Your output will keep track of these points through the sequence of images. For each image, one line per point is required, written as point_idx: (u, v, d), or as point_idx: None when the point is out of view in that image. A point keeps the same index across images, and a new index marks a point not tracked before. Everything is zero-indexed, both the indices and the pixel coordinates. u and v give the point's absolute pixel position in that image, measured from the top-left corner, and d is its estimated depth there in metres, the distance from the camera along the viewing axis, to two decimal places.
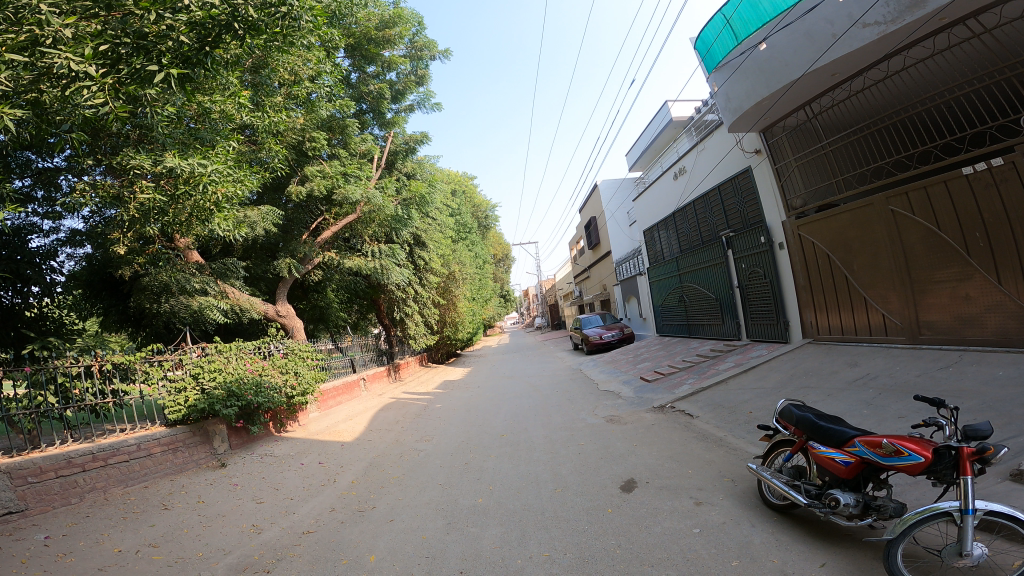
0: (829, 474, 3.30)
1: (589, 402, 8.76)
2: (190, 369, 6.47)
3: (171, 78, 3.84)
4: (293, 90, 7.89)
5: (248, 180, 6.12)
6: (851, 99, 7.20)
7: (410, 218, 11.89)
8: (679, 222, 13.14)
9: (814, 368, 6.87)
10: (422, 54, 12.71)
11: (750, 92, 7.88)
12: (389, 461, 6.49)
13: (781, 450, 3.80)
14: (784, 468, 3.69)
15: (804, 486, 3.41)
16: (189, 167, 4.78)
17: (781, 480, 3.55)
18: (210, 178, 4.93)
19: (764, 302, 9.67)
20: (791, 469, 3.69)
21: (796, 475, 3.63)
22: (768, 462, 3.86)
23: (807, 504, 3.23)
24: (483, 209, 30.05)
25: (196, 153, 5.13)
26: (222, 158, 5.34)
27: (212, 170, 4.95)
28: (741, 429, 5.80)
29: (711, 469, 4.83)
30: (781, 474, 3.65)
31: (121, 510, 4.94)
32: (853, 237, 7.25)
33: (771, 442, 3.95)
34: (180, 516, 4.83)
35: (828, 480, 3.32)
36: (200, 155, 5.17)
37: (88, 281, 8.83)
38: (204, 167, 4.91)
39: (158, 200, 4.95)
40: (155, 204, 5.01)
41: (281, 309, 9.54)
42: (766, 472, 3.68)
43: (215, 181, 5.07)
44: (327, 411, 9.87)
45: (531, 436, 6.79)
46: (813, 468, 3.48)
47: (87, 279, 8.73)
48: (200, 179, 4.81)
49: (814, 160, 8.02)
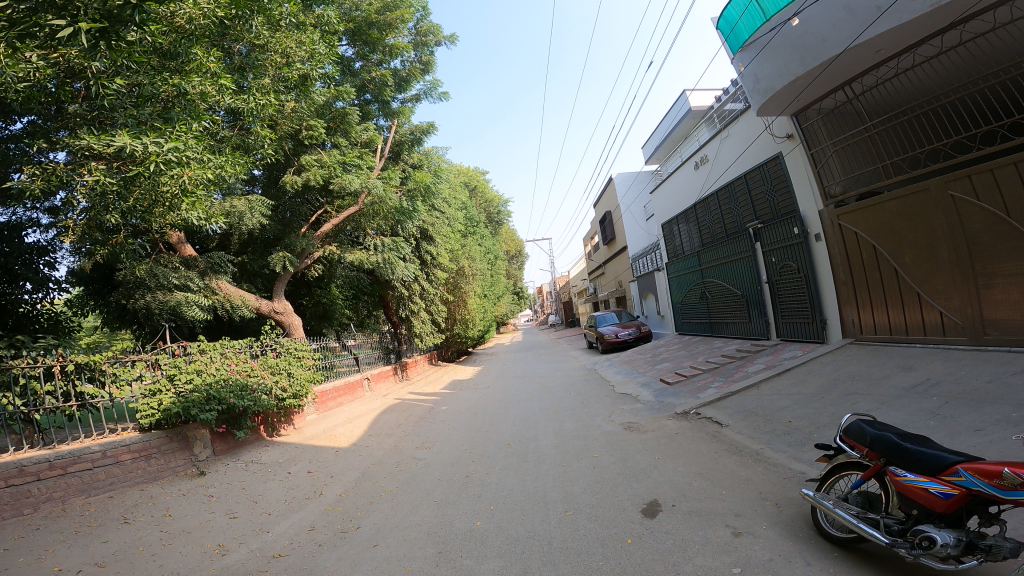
0: (916, 505, 2.61)
1: (604, 407, 8.05)
2: (165, 371, 5.95)
3: (87, 36, 3.35)
4: (283, 73, 7.45)
5: (221, 165, 5.60)
6: (899, 77, 6.43)
7: (416, 210, 11.32)
8: (700, 214, 12.33)
9: (860, 372, 6.08)
10: (427, 41, 12.13)
11: (783, 71, 7.07)
12: (384, 471, 5.93)
13: (844, 473, 3.09)
14: (850, 495, 2.97)
15: (882, 521, 2.72)
16: (141, 146, 4.27)
17: (850, 512, 2.85)
18: (164, 157, 4.36)
19: (797, 298, 8.85)
20: (858, 496, 2.99)
21: (866, 504, 2.93)
22: (827, 486, 3.16)
23: (889, 543, 2.54)
24: (495, 205, 29.44)
25: (153, 132, 4.64)
26: (185, 138, 4.84)
27: (167, 148, 4.38)
28: (781, 441, 5.06)
29: (751, 492, 4.10)
30: (847, 503, 2.93)
31: (77, 522, 4.47)
32: (904, 227, 6.42)
33: (828, 464, 3.23)
34: (140, 531, 4.35)
35: (915, 514, 2.62)
36: (155, 134, 4.69)
37: (93, 283, 8.41)
38: (159, 146, 4.35)
39: (108, 181, 4.41)
40: (106, 188, 4.50)
41: (278, 306, 9.01)
42: (829, 500, 2.99)
43: (172, 162, 4.51)
44: (326, 413, 9.34)
45: (539, 446, 6.14)
46: (892, 497, 2.78)
47: (91, 280, 8.32)
48: (151, 158, 4.25)
49: (855, 145, 7.24)
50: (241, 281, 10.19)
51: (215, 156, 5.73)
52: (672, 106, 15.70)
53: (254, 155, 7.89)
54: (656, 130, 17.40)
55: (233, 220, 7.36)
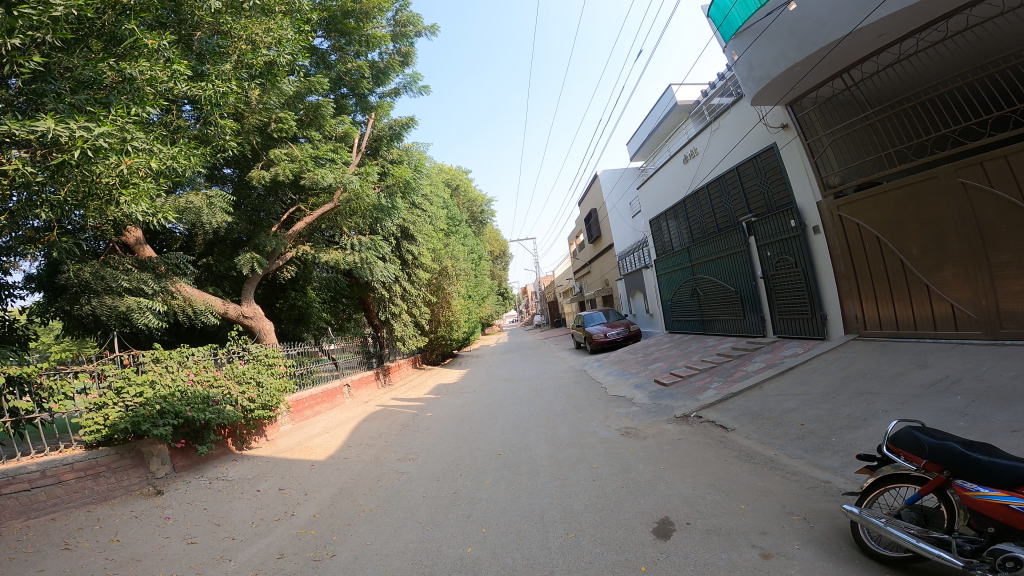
0: (992, 523, 2.39)
1: (598, 411, 7.63)
2: (112, 383, 5.28)
3: None
4: (248, 58, 6.88)
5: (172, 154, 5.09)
6: (901, 64, 6.18)
7: (396, 208, 10.75)
8: (690, 209, 12.02)
9: (870, 369, 5.78)
10: (406, 32, 11.57)
11: (780, 58, 6.73)
12: (364, 487, 5.40)
13: (889, 487, 2.85)
14: (903, 511, 2.74)
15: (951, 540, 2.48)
16: (68, 131, 3.81)
17: (912, 530, 2.60)
18: (95, 142, 3.91)
19: (795, 293, 8.55)
20: (911, 513, 2.74)
21: (922, 520, 2.70)
22: (870, 502, 2.92)
23: (967, 566, 2.31)
24: (478, 205, 28.94)
25: (82, 115, 4.09)
26: (124, 122, 4.30)
27: (98, 134, 3.93)
28: (796, 447, 4.70)
29: (773, 505, 3.73)
30: (902, 520, 2.69)
31: (9, 549, 3.94)
32: (910, 217, 6.13)
33: (871, 476, 2.96)
34: (81, 560, 3.80)
35: (992, 532, 2.40)
36: (86, 117, 4.14)
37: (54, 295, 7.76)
38: (89, 131, 3.91)
39: (26, 171, 3.81)
40: (25, 181, 3.94)
41: (247, 310, 8.37)
42: (880, 519, 2.73)
43: (104, 148, 4.01)
44: (302, 423, 8.76)
45: (533, 456, 5.69)
46: (956, 514, 2.55)
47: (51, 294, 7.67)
48: (78, 144, 3.82)
49: (854, 134, 6.96)
50: (206, 284, 9.48)
51: (166, 147, 5.18)
52: (658, 101, 15.39)
53: (216, 148, 7.28)
54: (641, 126, 17.13)
55: (188, 215, 6.71)
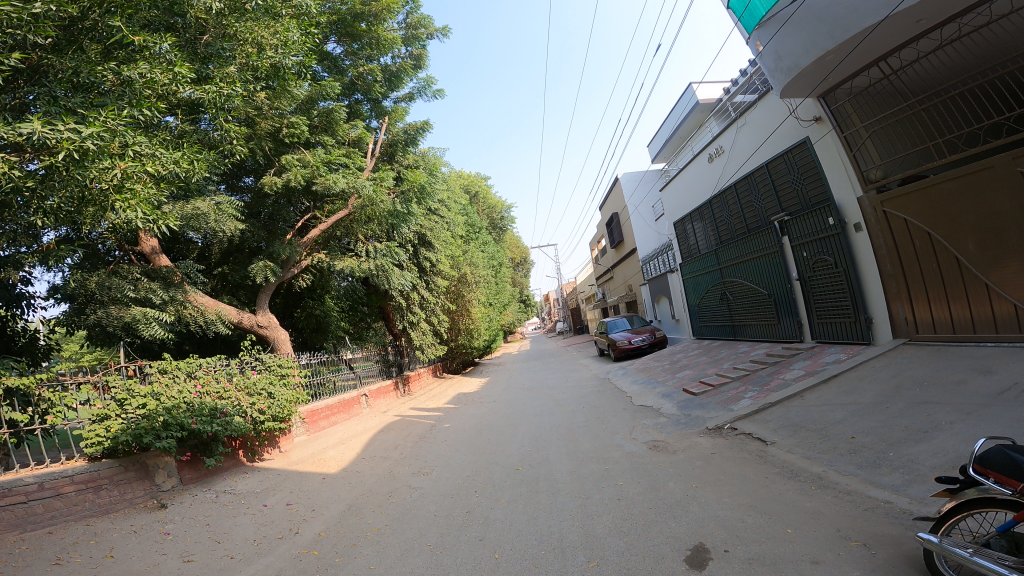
0: None
1: (624, 422, 7.20)
2: (116, 394, 5.12)
3: None
4: (253, 62, 6.81)
5: (165, 159, 5.14)
6: (945, 48, 5.72)
7: (412, 213, 10.49)
8: (716, 209, 11.49)
9: (926, 376, 5.22)
10: (418, 35, 11.45)
11: (810, 46, 6.20)
12: (374, 503, 5.11)
13: (974, 513, 2.51)
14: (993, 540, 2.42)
15: None
16: (53, 134, 3.81)
17: (1008, 562, 2.27)
18: (81, 145, 3.90)
19: (835, 295, 7.96)
20: (1002, 542, 2.43)
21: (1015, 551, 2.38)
22: (950, 528, 2.58)
23: None
24: (498, 211, 28.76)
25: (69, 118, 4.08)
26: (116, 124, 4.28)
27: (86, 136, 3.93)
28: (848, 462, 4.21)
29: (825, 529, 3.28)
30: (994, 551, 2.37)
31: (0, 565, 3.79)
32: (963, 210, 5.60)
33: (952, 500, 2.61)
34: None
35: None
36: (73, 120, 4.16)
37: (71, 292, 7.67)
38: (77, 134, 3.91)
39: (14, 175, 3.75)
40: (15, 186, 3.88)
41: (262, 319, 8.23)
42: (966, 549, 2.38)
43: (91, 151, 4.00)
44: (317, 434, 8.56)
45: (553, 472, 5.32)
46: None
47: None
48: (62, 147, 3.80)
49: (897, 124, 6.44)
50: (222, 293, 9.44)
51: (169, 152, 5.35)
52: (678, 101, 14.94)
53: (222, 153, 7.28)
54: (662, 127, 16.67)
55: (194, 222, 6.65)
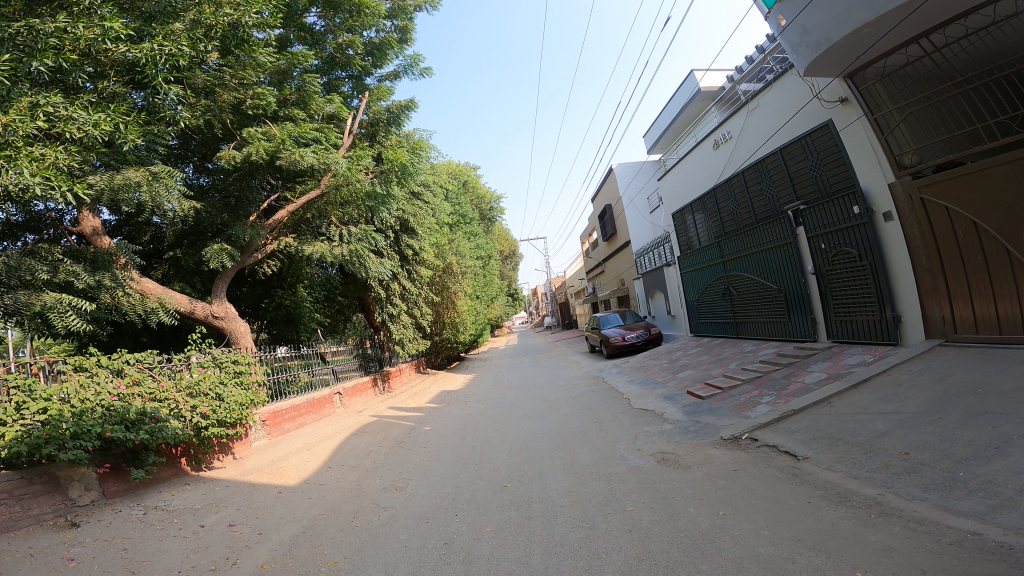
0: None
1: (624, 429, 6.43)
2: (14, 397, 4.27)
3: None
4: (201, 18, 5.88)
5: (72, 118, 4.35)
6: (999, 23, 5.01)
7: (391, 195, 9.53)
8: (721, 199, 10.75)
9: (980, 381, 4.52)
10: (406, 6, 10.53)
11: (844, 18, 5.39)
12: (334, 525, 4.28)
13: None
14: None
15: None
16: None
17: None
18: None
19: (858, 290, 7.25)
20: None
21: None
22: None
23: None
24: (487, 202, 28.00)
25: None
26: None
27: None
28: (909, 484, 3.48)
29: (906, 572, 2.53)
30: None
31: None
32: (1017, 200, 4.91)
33: None
34: None
35: None
36: None
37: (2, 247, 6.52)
38: None
39: None
40: None
41: (219, 309, 7.27)
42: None
43: None
44: (279, 438, 7.65)
45: (546, 492, 4.52)
46: None
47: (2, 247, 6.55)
48: None
49: (937, 105, 5.73)
50: (174, 279, 8.64)
51: (91, 114, 4.62)
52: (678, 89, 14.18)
53: (163, 122, 6.45)
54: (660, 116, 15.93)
55: (126, 196, 5.72)
